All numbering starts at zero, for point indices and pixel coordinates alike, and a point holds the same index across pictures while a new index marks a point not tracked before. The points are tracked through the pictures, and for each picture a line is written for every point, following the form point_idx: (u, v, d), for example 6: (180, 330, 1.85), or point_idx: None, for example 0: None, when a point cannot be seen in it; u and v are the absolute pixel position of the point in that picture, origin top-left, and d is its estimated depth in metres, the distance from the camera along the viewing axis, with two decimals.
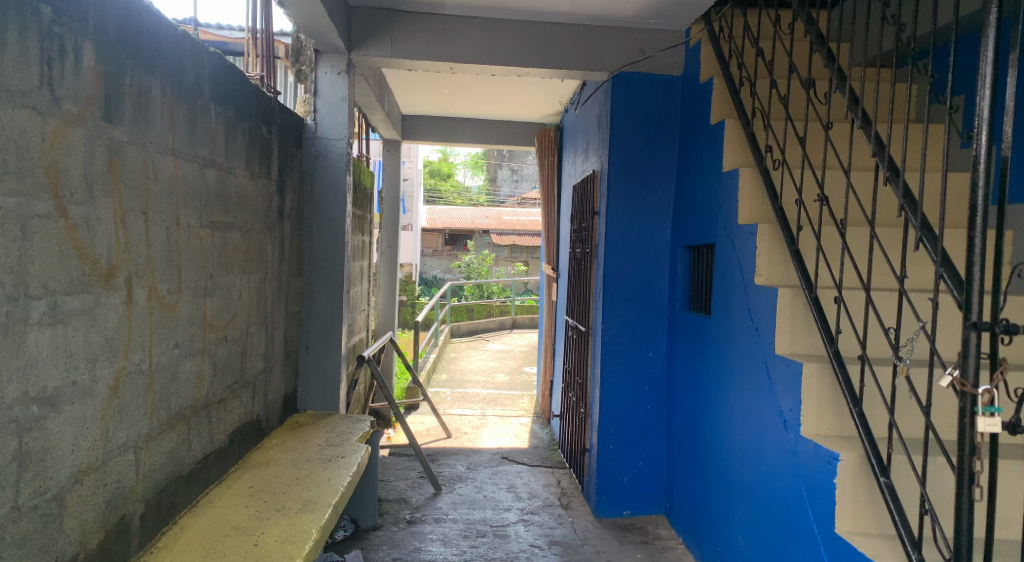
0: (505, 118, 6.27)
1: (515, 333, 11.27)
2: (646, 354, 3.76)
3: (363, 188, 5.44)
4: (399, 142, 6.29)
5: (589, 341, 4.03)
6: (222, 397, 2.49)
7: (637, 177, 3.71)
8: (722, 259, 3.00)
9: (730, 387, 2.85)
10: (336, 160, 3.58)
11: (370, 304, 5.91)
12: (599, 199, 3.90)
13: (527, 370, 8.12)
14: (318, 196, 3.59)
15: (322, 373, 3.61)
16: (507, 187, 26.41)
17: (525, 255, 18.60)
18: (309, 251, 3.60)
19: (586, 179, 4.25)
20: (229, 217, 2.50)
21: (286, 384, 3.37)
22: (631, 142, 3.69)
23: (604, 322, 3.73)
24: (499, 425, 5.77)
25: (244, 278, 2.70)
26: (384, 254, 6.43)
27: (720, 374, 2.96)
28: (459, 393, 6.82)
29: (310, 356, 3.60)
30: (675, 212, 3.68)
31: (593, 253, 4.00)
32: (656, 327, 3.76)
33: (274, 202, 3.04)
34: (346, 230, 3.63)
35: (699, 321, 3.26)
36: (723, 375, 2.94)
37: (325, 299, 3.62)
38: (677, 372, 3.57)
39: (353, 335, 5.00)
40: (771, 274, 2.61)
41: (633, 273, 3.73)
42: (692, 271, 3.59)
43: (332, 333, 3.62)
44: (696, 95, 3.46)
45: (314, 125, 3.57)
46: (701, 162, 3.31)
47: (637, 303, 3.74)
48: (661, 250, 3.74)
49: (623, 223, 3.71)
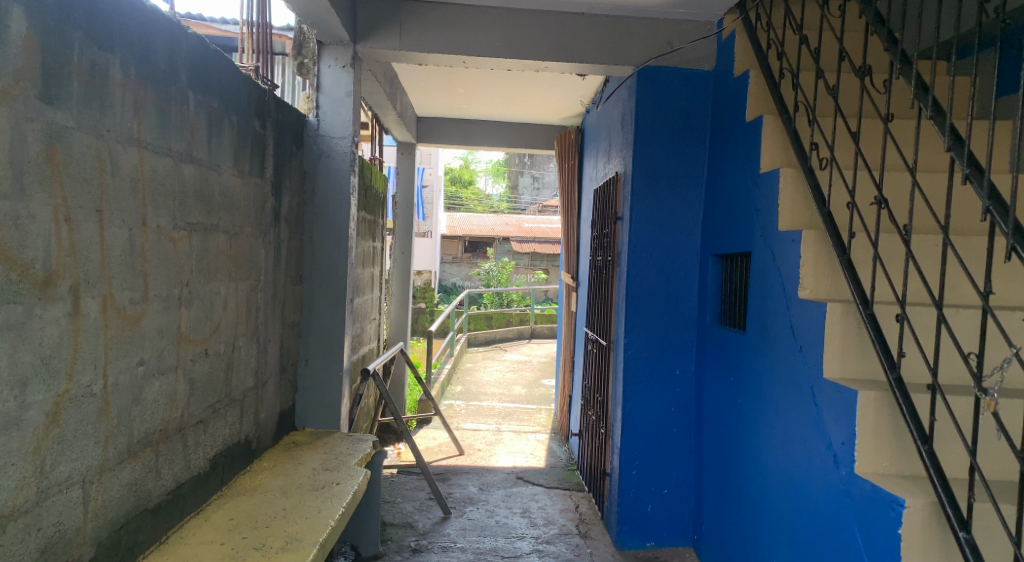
0: (524, 120, 6.02)
1: (533, 343, 10.99)
2: (673, 372, 3.46)
3: (374, 192, 5.21)
4: (413, 144, 6.06)
5: (610, 357, 3.74)
6: (202, 418, 2.25)
7: (664, 179, 3.42)
8: (759, 269, 2.70)
9: (769, 413, 2.54)
10: (339, 160, 3.34)
11: (381, 312, 5.67)
12: (622, 204, 3.61)
13: (544, 383, 7.83)
14: (320, 198, 3.35)
15: (322, 388, 3.36)
16: (528, 195, 26.16)
17: (545, 263, 18.32)
18: (309, 258, 3.36)
19: (608, 182, 3.97)
20: (212, 218, 2.27)
21: (282, 400, 3.12)
22: (658, 142, 3.41)
23: (627, 336, 3.45)
24: (514, 442, 5.48)
25: (231, 286, 2.46)
26: (398, 260, 6.14)
27: (757, 398, 2.66)
28: (474, 406, 6.54)
29: (309, 369, 3.36)
30: (706, 218, 3.39)
31: (615, 261, 3.72)
32: (683, 343, 3.46)
33: (269, 203, 2.81)
34: (350, 235, 3.38)
35: (732, 338, 2.97)
36: (760, 400, 2.64)
37: (327, 309, 3.37)
38: (706, 393, 3.27)
39: (360, 345, 4.75)
40: (817, 286, 2.32)
41: (658, 284, 3.44)
42: (724, 283, 3.29)
43: (334, 345, 3.37)
44: (730, 90, 3.16)
45: (316, 122, 3.34)
46: (736, 163, 3.02)
47: (663, 316, 3.45)
48: (689, 259, 3.45)
49: (648, 230, 3.43)
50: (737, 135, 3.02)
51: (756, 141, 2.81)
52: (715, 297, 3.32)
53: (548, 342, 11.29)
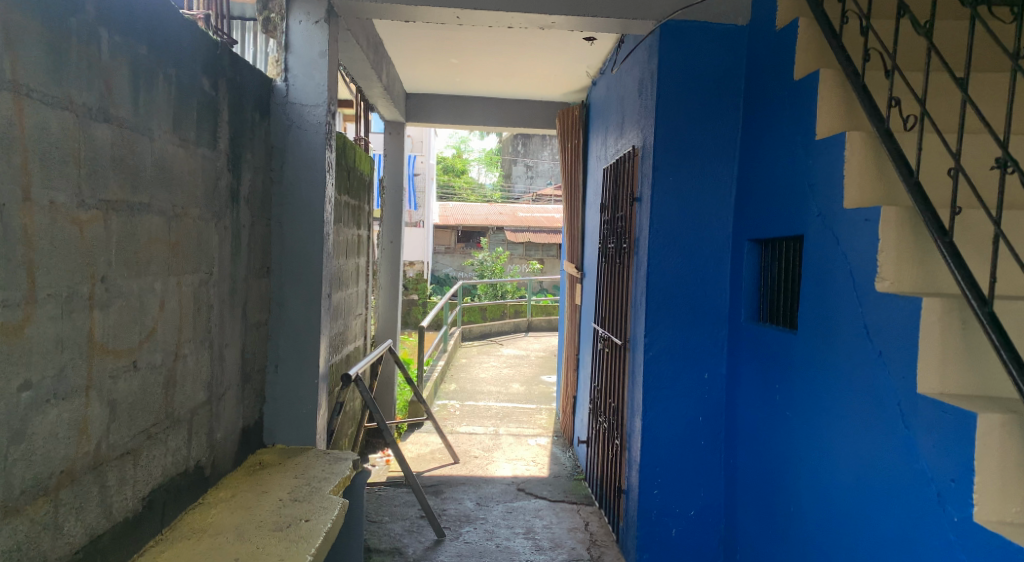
0: (522, 97, 5.54)
1: (530, 336, 10.51)
2: (701, 376, 3.01)
3: (358, 174, 4.74)
4: (402, 124, 5.57)
5: (626, 358, 3.30)
6: (132, 448, 1.78)
7: (692, 153, 2.96)
8: (818, 257, 2.25)
9: (835, 433, 2.10)
10: (312, 131, 2.86)
11: (367, 307, 5.20)
12: (640, 183, 3.16)
13: (544, 380, 7.37)
14: (290, 178, 2.87)
15: (293, 399, 2.90)
16: (522, 184, 25.63)
17: (541, 253, 17.82)
18: (278, 247, 2.89)
19: (623, 160, 3.51)
20: (142, 199, 1.79)
21: (245, 415, 2.65)
22: (684, 109, 2.95)
23: (647, 336, 3.00)
24: (514, 447, 5.03)
25: (171, 281, 1.98)
26: (385, 250, 5.65)
27: (818, 413, 2.22)
28: (468, 407, 6.08)
29: (279, 377, 2.90)
30: (740, 198, 2.94)
31: (632, 249, 3.27)
32: (711, 343, 3.01)
33: (224, 180, 2.33)
34: (326, 219, 2.91)
35: (779, 339, 2.52)
36: (823, 415, 2.19)
37: (300, 306, 2.90)
38: (742, 400, 2.83)
39: (341, 345, 4.29)
40: (899, 277, 1.88)
41: (684, 275, 2.99)
42: (762, 274, 2.84)
43: (308, 350, 2.90)
44: (771, 48, 2.70)
45: (284, 87, 2.84)
46: (781, 133, 2.56)
47: (690, 312, 3.00)
48: (720, 245, 3.00)
49: (673, 212, 2.97)
50: (783, 99, 2.56)
51: (810, 102, 2.36)
52: (752, 290, 2.86)
53: (546, 335, 10.82)
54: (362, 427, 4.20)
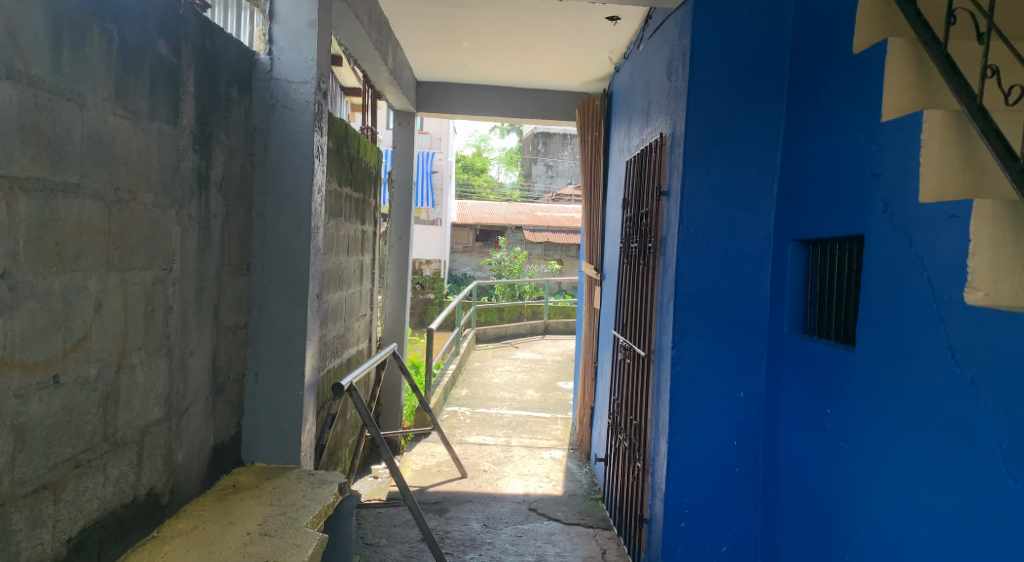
0: (540, 86, 5.20)
1: (547, 339, 10.14)
2: (736, 395, 2.65)
3: (363, 165, 4.43)
4: (412, 114, 5.26)
5: (649, 370, 2.95)
6: (51, 481, 1.47)
7: (727, 142, 2.60)
8: (885, 261, 1.88)
9: (912, 474, 1.74)
10: (299, 112, 2.54)
11: (372, 308, 4.90)
12: (668, 175, 2.81)
13: (560, 386, 7.01)
14: (274, 164, 2.56)
15: (275, 411, 2.58)
16: (542, 183, 25.25)
17: (559, 254, 17.44)
18: (260, 242, 2.58)
19: (649, 150, 3.16)
20: (68, 177, 1.49)
21: (216, 432, 2.34)
22: (719, 91, 2.59)
23: (675, 348, 2.65)
24: (526, 461, 4.69)
25: (111, 278, 1.66)
26: (393, 247, 5.33)
27: (886, 449, 1.86)
28: (479, 415, 5.75)
29: (259, 387, 2.59)
30: (782, 192, 2.56)
31: (658, 250, 2.92)
32: (748, 358, 2.65)
33: (189, 161, 2.02)
34: (314, 211, 2.59)
35: (832, 357, 2.15)
36: (893, 452, 1.83)
37: (284, 309, 2.58)
38: (784, 426, 2.47)
39: (339, 349, 3.99)
40: (995, 289, 1.44)
41: (718, 281, 2.63)
42: (808, 280, 2.46)
43: (291, 358, 2.58)
44: (822, 18, 2.33)
45: (269, 62, 2.54)
46: (835, 115, 2.19)
47: (725, 322, 2.64)
48: (759, 245, 2.63)
49: (707, 207, 2.62)
50: (837, 75, 2.19)
51: (877, 76, 1.98)
52: (796, 298, 2.48)
53: (563, 337, 10.45)
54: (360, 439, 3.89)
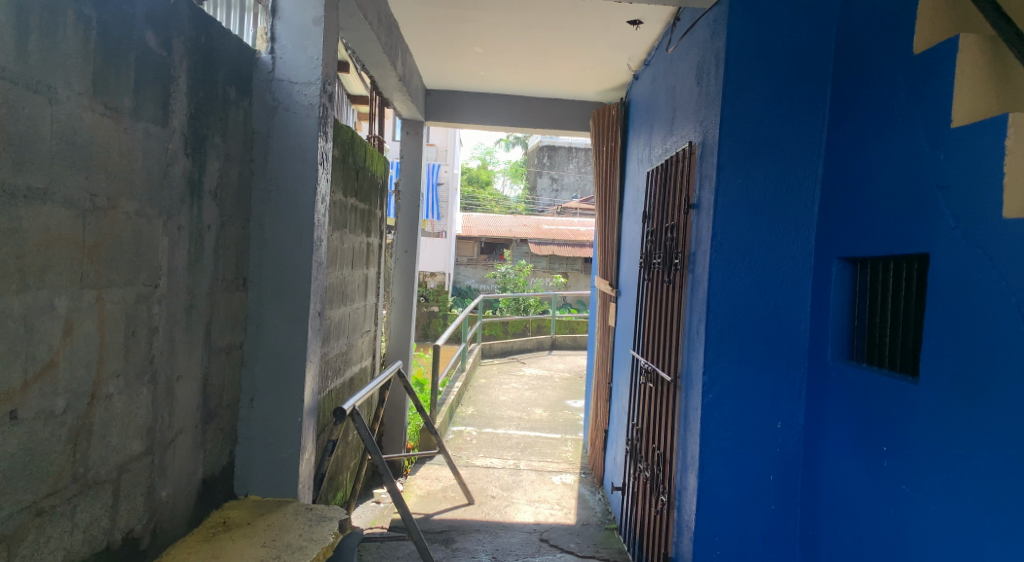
0: (552, 94, 5.02)
1: (554, 355, 9.90)
2: (772, 426, 2.44)
3: (369, 175, 4.24)
4: (420, 124, 5.09)
5: (675, 397, 2.73)
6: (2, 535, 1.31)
7: (764, 151, 2.41)
8: (963, 283, 1.67)
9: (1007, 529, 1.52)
10: (302, 115, 2.36)
11: (377, 324, 4.70)
12: (699, 187, 2.61)
13: (569, 405, 6.77)
14: (275, 170, 2.37)
15: (272, 439, 2.38)
16: (547, 196, 25.07)
17: (565, 267, 17.22)
18: (257, 255, 2.38)
19: (676, 161, 2.97)
20: (32, 181, 1.33)
21: (206, 464, 2.14)
22: (755, 97, 2.40)
23: (706, 375, 2.44)
24: (536, 486, 4.46)
25: (84, 297, 1.47)
26: (399, 261, 5.14)
27: (968, 498, 1.64)
28: (486, 436, 5.52)
29: (254, 413, 2.38)
30: (824, 206, 2.36)
31: (685, 267, 2.72)
32: (786, 386, 2.43)
33: (180, 166, 1.83)
34: (316, 221, 2.39)
35: (889, 389, 1.94)
36: (976, 502, 1.61)
37: (283, 328, 2.38)
38: (827, 461, 2.25)
39: (342, 367, 3.79)
40: None
41: (753, 302, 2.43)
42: (855, 301, 2.24)
43: (289, 381, 2.38)
44: (871, 17, 2.14)
45: (270, 60, 2.35)
46: (890, 120, 2.00)
47: (760, 347, 2.44)
48: (799, 263, 2.42)
49: (741, 223, 2.42)
50: (893, 77, 2.00)
51: (944, 76, 1.79)
52: (842, 322, 2.26)
53: (571, 353, 10.21)
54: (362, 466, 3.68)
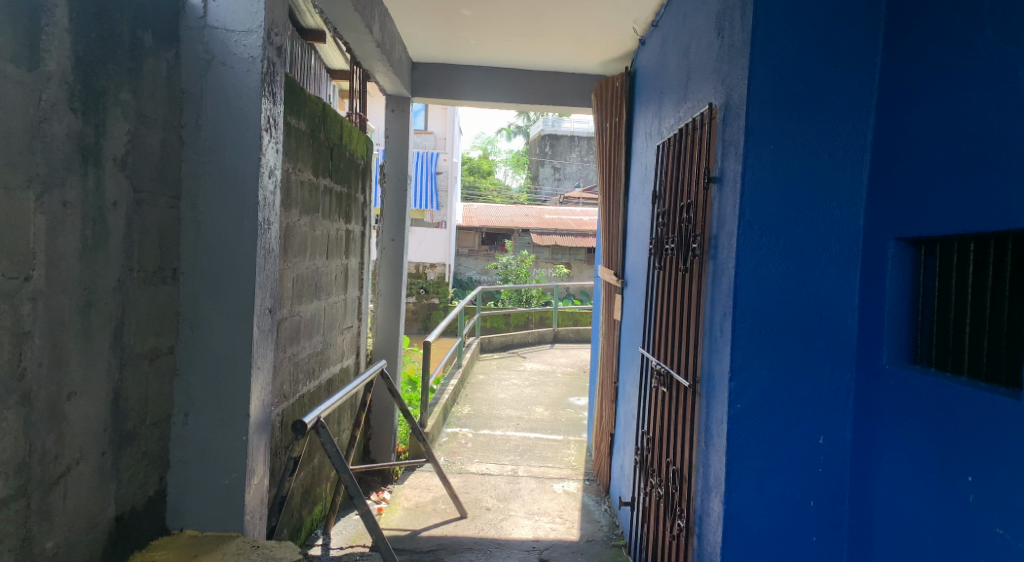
0: (551, 67, 4.60)
1: (557, 348, 9.47)
2: (813, 442, 2.02)
3: (347, 154, 3.83)
4: (407, 100, 4.66)
5: (694, 405, 2.32)
6: None
7: (803, 109, 1.99)
8: None
9: None
10: (241, 71, 1.95)
11: (361, 319, 4.30)
12: (722, 157, 2.19)
13: (572, 403, 6.36)
14: (209, 139, 1.96)
15: (211, 463, 1.98)
16: (550, 186, 24.61)
17: (568, 257, 16.77)
18: (191, 241, 1.97)
19: (690, 130, 2.55)
20: None
21: (121, 498, 1.75)
22: (793, 44, 1.98)
23: (733, 381, 2.02)
24: (535, 496, 4.06)
25: None
26: (385, 251, 4.71)
27: None
28: (482, 439, 5.12)
29: (191, 433, 1.98)
30: (879, 175, 1.94)
31: (705, 252, 2.30)
32: (830, 394, 2.02)
33: (59, 124, 1.44)
34: (261, 200, 1.99)
35: (978, 405, 1.53)
36: None
37: (222, 328, 1.98)
38: (886, 489, 1.85)
39: (316, 370, 3.39)
40: None
41: (790, 294, 2.01)
42: (917, 295, 1.83)
43: (231, 393, 1.98)
44: None
45: (202, 5, 1.94)
46: (991, 62, 1.57)
47: (799, 348, 2.02)
48: (846, 246, 2.00)
49: (776, 197, 1.99)
50: (992, 6, 1.57)
51: None
52: (901, 320, 1.85)
53: (574, 346, 9.78)
54: (339, 492, 3.27)
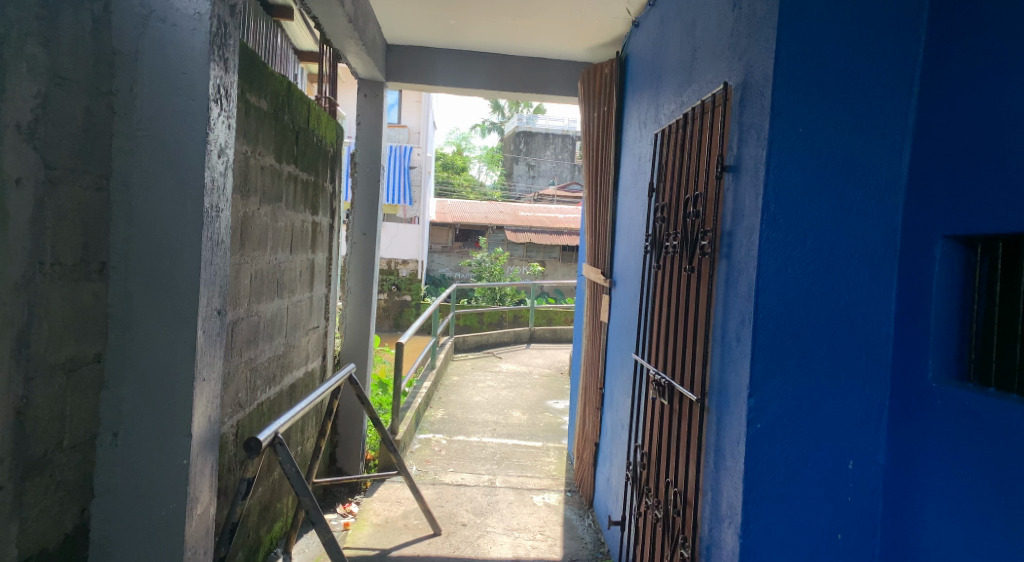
0: (535, 52, 4.33)
1: (533, 348, 9.22)
2: (841, 467, 1.79)
3: (315, 138, 3.51)
4: (380, 85, 4.35)
5: (703, 421, 2.07)
6: None
7: (836, 89, 1.75)
8: None
9: None
10: (185, 29, 1.64)
11: (328, 319, 4.00)
12: (740, 143, 1.94)
13: (550, 406, 6.11)
14: (147, 109, 1.65)
15: (144, 492, 1.67)
16: (524, 183, 24.38)
17: (543, 255, 16.54)
18: (122, 228, 1.66)
19: (698, 114, 2.30)
20: None
21: (20, 539, 1.50)
22: (828, 15, 1.73)
23: (755, 397, 1.77)
24: (514, 510, 3.80)
25: None
26: (355, 246, 4.39)
27: None
28: (457, 446, 4.84)
29: (120, 455, 1.67)
30: (922, 165, 1.71)
31: (717, 249, 2.05)
32: (862, 413, 1.78)
33: None
34: (209, 183, 1.68)
35: None
36: None
37: (159, 332, 1.67)
38: (930, 524, 1.62)
39: (277, 375, 3.08)
40: None
41: (819, 299, 1.77)
42: (970, 302, 1.60)
43: (169, 410, 1.67)
44: None
45: None
46: None
47: (827, 360, 1.78)
48: (882, 246, 1.76)
49: (805, 189, 1.75)
50: None
51: None
52: (949, 330, 1.62)
53: (550, 346, 9.54)
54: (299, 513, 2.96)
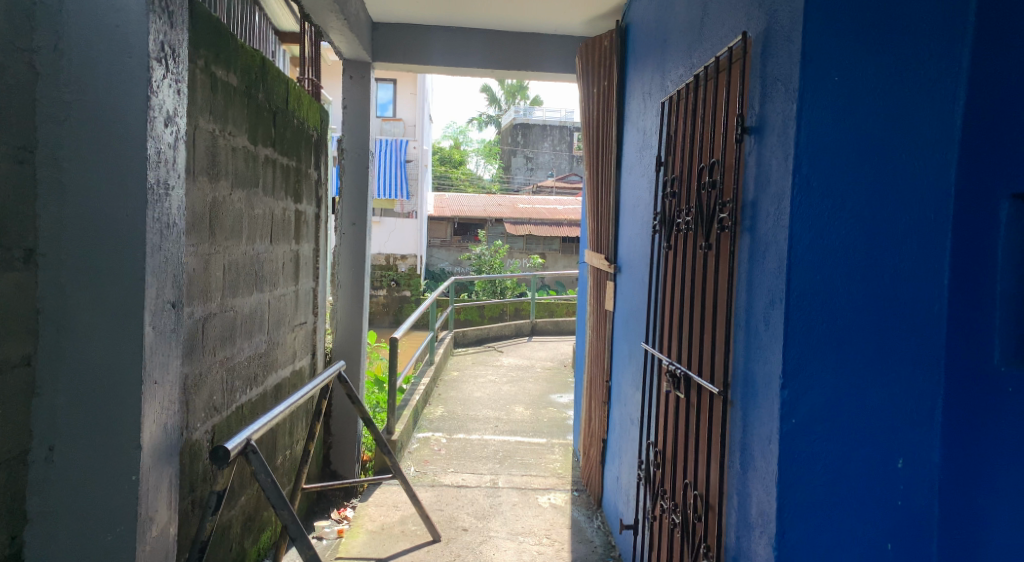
0: (529, 27, 4.08)
1: (535, 342, 8.98)
2: (890, 468, 1.55)
3: (295, 120, 3.28)
4: (367, 66, 4.12)
5: (727, 416, 1.84)
6: None
7: (878, 31, 1.50)
8: None
9: None
10: None
11: (317, 315, 3.77)
12: (763, 100, 1.70)
13: (554, 401, 5.88)
14: (75, 68, 1.41)
15: (86, 513, 1.44)
16: (522, 175, 24.11)
17: (542, 247, 16.29)
18: (49, 208, 1.42)
19: (707, 76, 2.09)
20: None
21: None
22: None
23: (789, 388, 1.54)
24: (518, 512, 3.57)
25: None
26: (344, 237, 4.16)
27: None
28: (458, 445, 4.62)
29: (57, 473, 1.44)
30: (980, 116, 1.47)
31: (737, 222, 1.82)
32: (914, 404, 1.54)
33: None
34: (153, 160, 1.50)
35: None
36: None
37: (100, 329, 1.44)
38: None
39: (259, 375, 2.85)
40: None
41: (861, 275, 1.54)
42: None
43: (114, 420, 1.46)
44: None
45: None
46: None
47: (872, 345, 1.55)
48: (934, 212, 1.52)
49: (842, 146, 1.51)
50: None
51: None
52: None
53: (552, 339, 9.30)
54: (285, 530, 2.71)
